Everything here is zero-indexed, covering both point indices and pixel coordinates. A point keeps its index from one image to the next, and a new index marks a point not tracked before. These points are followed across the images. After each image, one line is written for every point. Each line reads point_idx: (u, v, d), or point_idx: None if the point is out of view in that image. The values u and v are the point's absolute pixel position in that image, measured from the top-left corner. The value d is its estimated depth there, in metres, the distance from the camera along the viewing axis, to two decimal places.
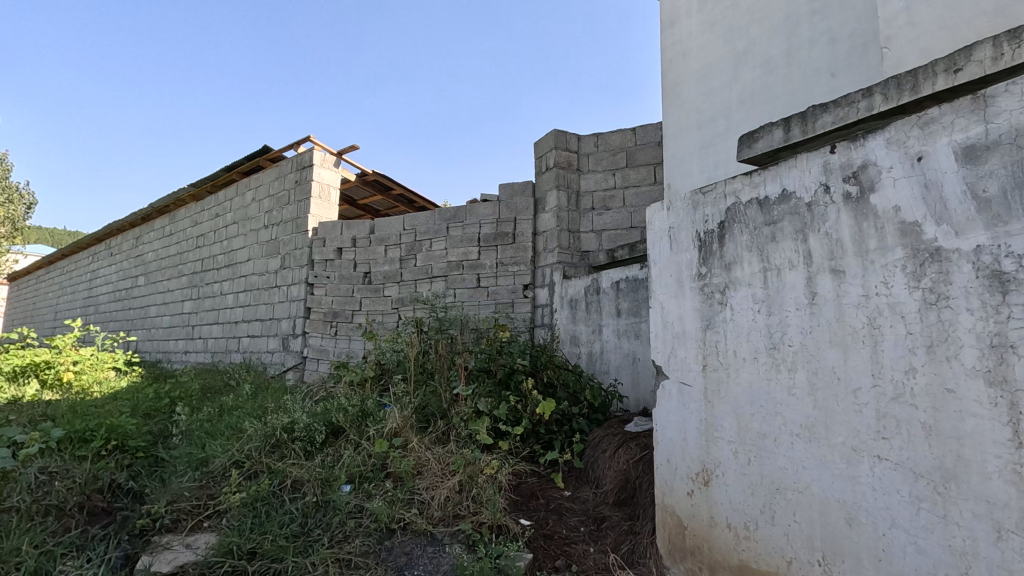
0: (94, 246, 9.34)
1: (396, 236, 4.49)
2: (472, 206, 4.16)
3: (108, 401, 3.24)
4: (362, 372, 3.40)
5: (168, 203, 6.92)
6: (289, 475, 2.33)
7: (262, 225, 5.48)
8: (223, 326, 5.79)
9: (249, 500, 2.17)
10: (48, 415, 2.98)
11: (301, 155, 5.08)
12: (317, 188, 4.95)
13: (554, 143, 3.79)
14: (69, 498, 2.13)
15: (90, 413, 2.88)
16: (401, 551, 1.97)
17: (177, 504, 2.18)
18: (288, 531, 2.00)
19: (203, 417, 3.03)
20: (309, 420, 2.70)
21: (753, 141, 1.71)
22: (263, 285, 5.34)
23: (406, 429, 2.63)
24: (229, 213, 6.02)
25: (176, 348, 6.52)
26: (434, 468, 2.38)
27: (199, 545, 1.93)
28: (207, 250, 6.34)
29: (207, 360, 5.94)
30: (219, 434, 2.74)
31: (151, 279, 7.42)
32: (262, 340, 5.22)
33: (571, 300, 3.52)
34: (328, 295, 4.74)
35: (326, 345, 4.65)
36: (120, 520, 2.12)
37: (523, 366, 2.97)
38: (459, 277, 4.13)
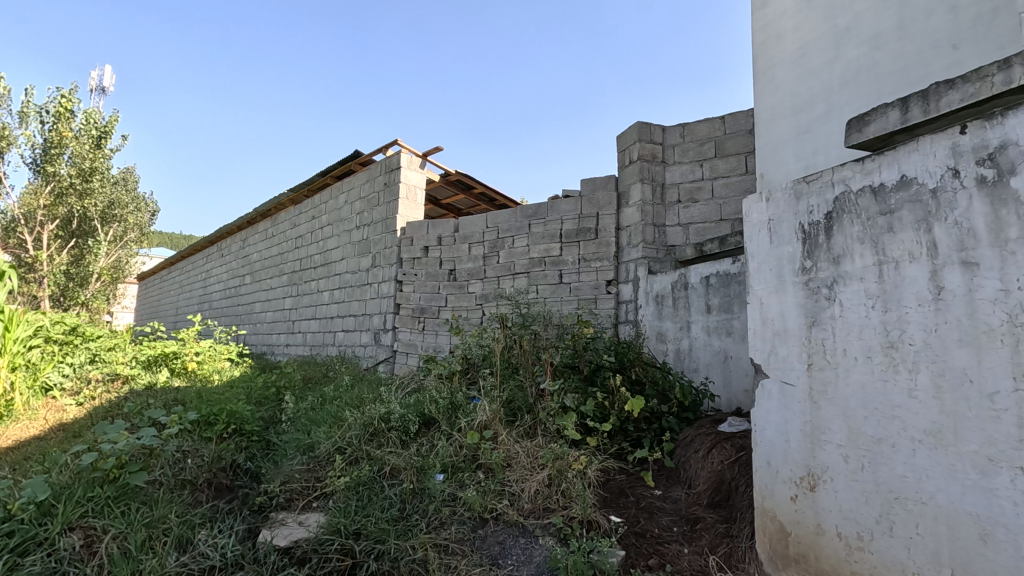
0: (208, 248, 10.29)
1: (479, 234, 4.60)
2: (553, 202, 4.17)
3: (226, 389, 3.56)
4: (450, 366, 3.52)
5: (270, 207, 7.49)
6: (387, 463, 2.47)
7: (354, 225, 5.80)
8: (321, 321, 6.19)
9: (353, 484, 2.31)
10: (178, 400, 3.33)
11: (389, 159, 5.31)
12: (404, 189, 5.17)
13: (637, 136, 3.71)
14: (199, 475, 2.38)
15: (213, 399, 3.19)
16: (495, 541, 2.03)
17: (290, 484, 2.37)
18: (389, 515, 2.12)
19: (308, 405, 3.27)
20: (403, 411, 2.84)
21: (864, 124, 1.59)
22: (356, 283, 5.65)
23: (496, 422, 2.70)
24: (324, 215, 6.42)
25: (279, 341, 7.04)
26: (524, 461, 2.43)
27: (310, 523, 2.09)
28: (305, 250, 6.79)
29: (306, 353, 6.37)
30: (322, 421, 2.94)
31: (256, 278, 8.07)
32: (356, 334, 5.53)
33: (657, 295, 3.45)
34: (415, 292, 4.95)
35: (415, 340, 4.85)
36: (242, 497, 2.34)
37: (610, 363, 2.95)
38: (541, 273, 4.16)
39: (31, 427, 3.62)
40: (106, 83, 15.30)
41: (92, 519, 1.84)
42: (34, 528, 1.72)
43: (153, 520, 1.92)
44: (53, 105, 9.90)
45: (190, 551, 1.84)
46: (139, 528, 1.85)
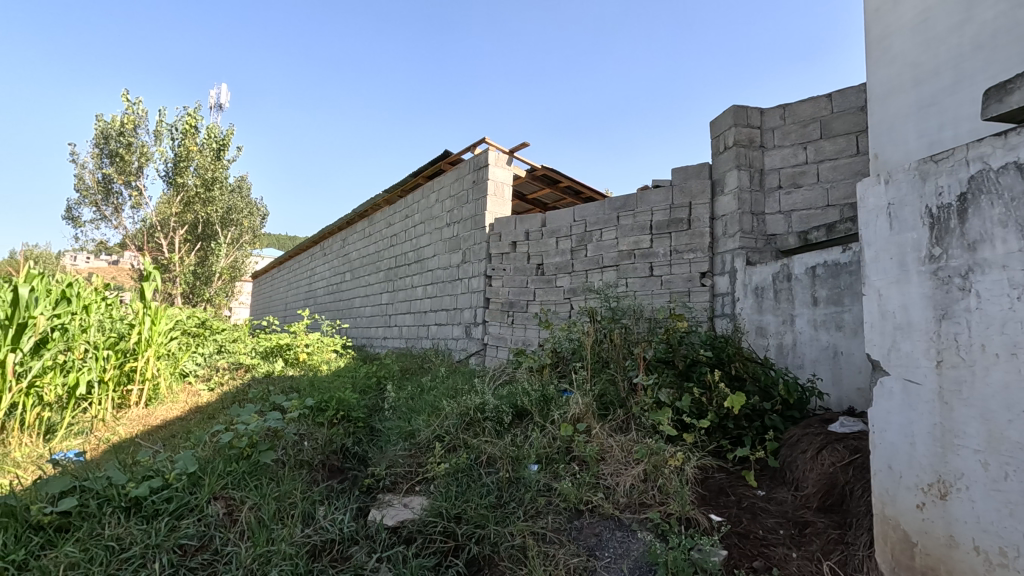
0: (312, 247, 11.09)
1: (567, 227, 4.60)
2: (643, 193, 4.08)
3: (334, 378, 3.84)
4: (540, 359, 3.56)
5: (367, 208, 7.93)
6: (484, 451, 2.55)
7: (445, 223, 6.01)
8: (415, 315, 6.49)
9: (452, 470, 2.42)
10: (293, 387, 3.64)
11: (477, 157, 5.44)
12: (492, 186, 5.27)
13: (732, 120, 3.53)
14: (315, 456, 2.59)
15: (323, 387, 3.46)
16: (591, 532, 2.04)
17: (394, 468, 2.53)
18: (488, 501, 2.19)
19: (407, 395, 3.44)
20: (497, 402, 2.92)
21: (1007, 94, 1.43)
22: (448, 278, 5.87)
23: (589, 415, 2.70)
24: (417, 213, 6.70)
25: (377, 334, 7.46)
26: (618, 455, 2.42)
27: (414, 505, 2.21)
28: (399, 247, 7.13)
29: (402, 345, 6.71)
30: (421, 410, 3.08)
31: (355, 274, 8.58)
32: (448, 327, 5.74)
33: (757, 287, 3.28)
34: (504, 287, 5.05)
35: (504, 333, 4.95)
36: (353, 478, 2.53)
37: (707, 358, 2.85)
38: (631, 266, 4.09)
39: (174, 408, 4.12)
40: (223, 100, 16.90)
41: (232, 491, 2.08)
42: (187, 496, 1.97)
43: (282, 494, 2.12)
44: (181, 123, 11.22)
45: (312, 525, 2.01)
46: (271, 500, 2.06)
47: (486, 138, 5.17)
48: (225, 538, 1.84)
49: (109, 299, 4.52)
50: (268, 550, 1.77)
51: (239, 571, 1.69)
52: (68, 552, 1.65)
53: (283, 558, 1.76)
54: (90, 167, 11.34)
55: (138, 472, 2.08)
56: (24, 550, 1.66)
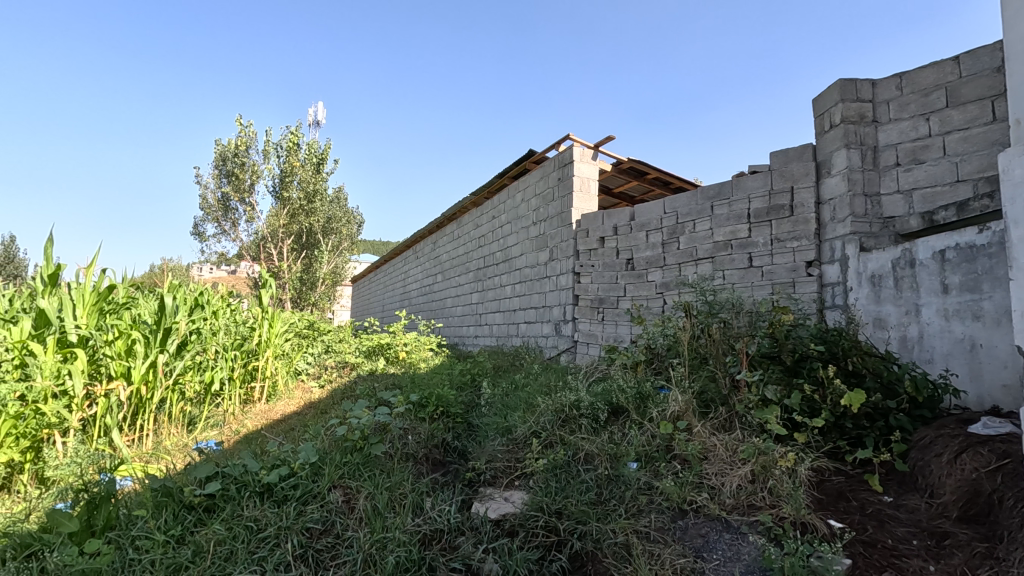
0: (405, 251, 11.62)
1: (657, 220, 4.47)
2: (738, 180, 3.87)
3: (432, 375, 3.98)
4: (634, 355, 3.47)
5: (456, 210, 8.18)
6: (580, 448, 2.53)
7: (532, 221, 6.05)
8: (505, 313, 6.60)
9: (551, 466, 2.43)
10: (395, 384, 3.83)
11: (562, 154, 5.42)
12: (577, 182, 5.23)
13: (839, 96, 3.26)
14: (418, 450, 2.70)
15: (423, 383, 3.60)
16: (697, 533, 1.98)
17: (494, 463, 2.58)
18: (588, 497, 2.18)
19: (502, 391, 3.50)
20: (592, 399, 2.88)
21: None
22: (536, 276, 5.91)
23: (689, 413, 2.61)
24: (504, 213, 6.80)
25: (469, 332, 7.67)
26: (723, 454, 2.33)
27: (515, 499, 2.26)
28: (488, 247, 7.28)
29: (493, 343, 6.85)
30: (516, 406, 3.12)
31: (446, 276, 8.87)
32: (538, 325, 5.79)
33: (873, 275, 3.01)
34: (594, 283, 4.99)
35: (595, 330, 4.90)
36: (455, 472, 2.62)
37: (818, 353, 2.66)
38: (728, 257, 3.90)
39: (292, 404, 4.47)
40: (320, 117, 18.11)
41: (349, 480, 2.23)
42: (310, 484, 2.15)
43: (393, 485, 2.24)
44: (285, 141, 12.24)
45: (422, 515, 2.11)
46: (384, 490, 2.18)
47: (570, 134, 5.13)
48: (345, 523, 1.98)
49: (233, 305, 5.00)
50: (384, 537, 1.89)
51: (360, 554, 1.81)
52: (217, 530, 1.85)
53: (398, 544, 1.87)
54: (211, 187, 12.62)
55: (268, 460, 2.29)
56: (181, 527, 1.89)
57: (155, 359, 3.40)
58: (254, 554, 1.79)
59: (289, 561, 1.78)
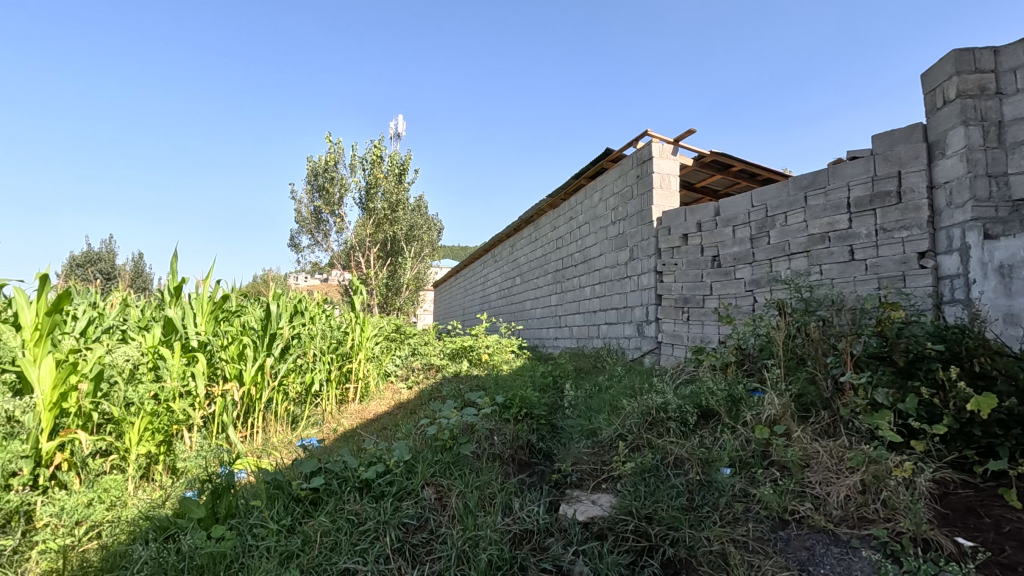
0: (484, 255, 11.85)
1: (744, 214, 4.26)
2: (835, 167, 3.61)
3: (515, 377, 4.02)
4: (723, 356, 3.31)
5: (533, 213, 8.24)
6: (670, 452, 2.46)
7: (611, 221, 5.97)
8: (585, 315, 6.56)
9: (638, 470, 2.37)
10: (479, 386, 3.91)
11: (640, 151, 5.30)
12: (657, 179, 5.09)
13: (954, 68, 2.95)
14: (505, 450, 2.73)
15: (506, 385, 3.64)
16: (801, 545, 1.87)
17: (580, 465, 2.57)
18: (679, 503, 2.11)
19: (586, 393, 3.46)
20: (680, 402, 2.78)
21: None
22: (616, 276, 5.82)
23: (788, 417, 2.46)
24: (582, 214, 6.76)
25: (549, 334, 7.69)
26: (827, 462, 2.18)
27: (603, 502, 2.23)
28: (566, 249, 7.27)
29: (574, 345, 6.83)
30: (600, 409, 3.07)
31: (525, 278, 8.95)
32: (619, 326, 5.69)
33: (1001, 266, 2.69)
34: (677, 282, 4.84)
35: (680, 330, 4.74)
36: (541, 473, 2.64)
37: (937, 353, 2.41)
38: (826, 251, 3.65)
39: (383, 404, 4.70)
40: (400, 130, 18.90)
41: (440, 479, 2.30)
42: (404, 481, 2.25)
43: (483, 484, 2.29)
44: (370, 155, 12.91)
45: (511, 514, 2.14)
46: (473, 489, 2.24)
47: (648, 130, 5.00)
48: (438, 520, 2.05)
49: (327, 311, 5.33)
50: (476, 535, 1.94)
51: (454, 551, 1.87)
52: (323, 522, 1.98)
53: (489, 543, 1.91)
54: (305, 201, 13.54)
55: (365, 458, 2.42)
56: (292, 517, 2.04)
57: (263, 362, 3.72)
58: (356, 546, 1.89)
59: (387, 554, 1.87)
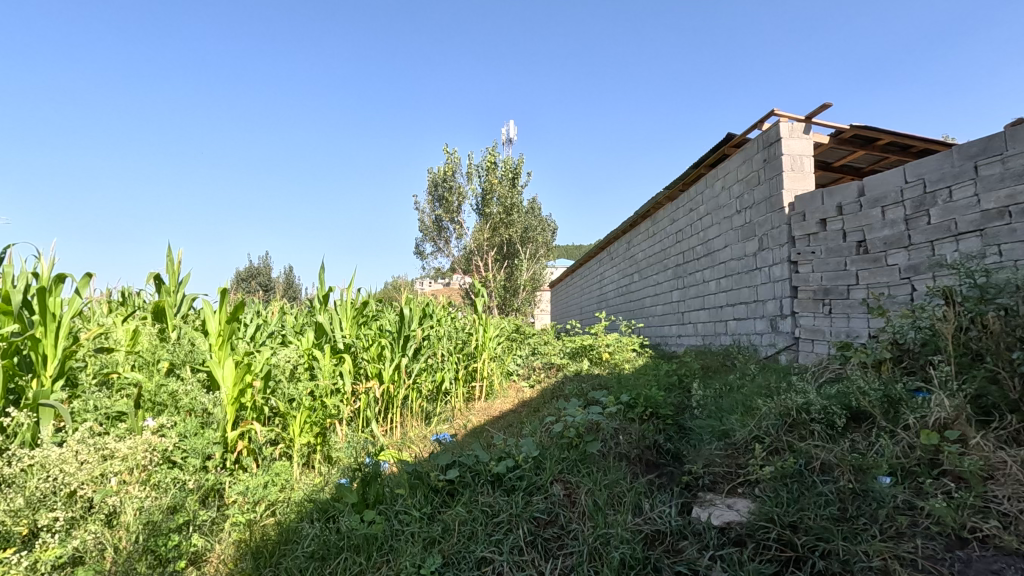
0: (599, 254, 11.76)
1: (896, 192, 3.78)
2: (1013, 129, 3.09)
3: (638, 375, 3.92)
4: (876, 352, 2.96)
5: (649, 208, 8.01)
6: (815, 456, 2.25)
7: (735, 210, 5.62)
8: (710, 311, 6.23)
9: (778, 475, 2.18)
10: (602, 384, 3.88)
11: (767, 133, 4.93)
12: (788, 160, 4.69)
13: None
14: (631, 450, 2.69)
15: (630, 384, 3.57)
16: (987, 568, 1.66)
17: (712, 467, 2.44)
18: (829, 512, 1.92)
19: (716, 392, 3.28)
20: (825, 402, 2.52)
21: None
22: (744, 269, 5.46)
23: (962, 422, 2.15)
24: (703, 205, 6.44)
25: (672, 332, 7.42)
26: (1017, 475, 1.88)
27: (740, 508, 2.12)
28: (686, 242, 6.96)
29: (699, 343, 6.53)
30: (732, 409, 2.88)
31: (644, 275, 8.72)
32: (750, 322, 5.34)
33: None
34: (816, 272, 4.41)
35: (820, 325, 4.33)
36: (670, 474, 2.56)
37: None
38: (1004, 228, 3.12)
39: (507, 402, 4.85)
40: (512, 135, 19.33)
41: (568, 476, 2.34)
42: (533, 476, 2.30)
43: (611, 483, 2.28)
44: (484, 163, 13.42)
45: (642, 514, 2.11)
46: (602, 488, 2.23)
47: (774, 110, 4.63)
48: (568, 516, 2.09)
49: (452, 313, 5.61)
50: (607, 532, 1.94)
51: (586, 546, 1.90)
52: (460, 511, 2.10)
53: (621, 541, 1.90)
54: (427, 211, 14.39)
55: (495, 453, 2.51)
56: (432, 506, 2.19)
57: (399, 362, 4.02)
58: (491, 536, 1.99)
59: (521, 545, 1.94)
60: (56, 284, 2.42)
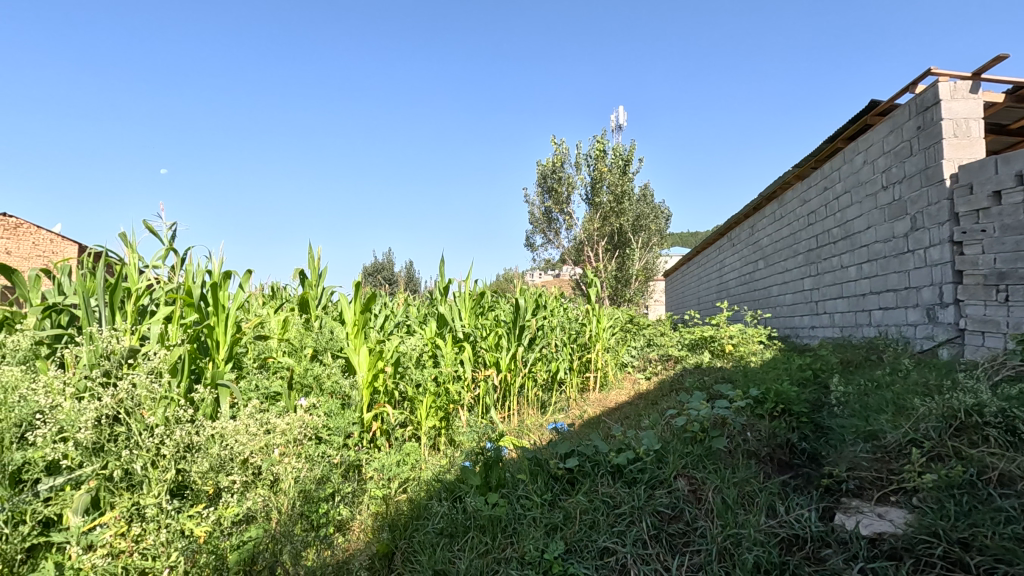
0: (718, 239, 11.12)
1: None
2: None
3: (766, 369, 3.65)
4: None
5: (776, 188, 7.40)
6: (991, 466, 1.94)
7: (881, 186, 5.01)
8: (850, 300, 5.64)
9: (942, 485, 1.92)
10: (726, 378, 3.67)
11: (922, 96, 4.33)
12: (949, 126, 4.08)
13: None
14: (761, 448, 2.51)
15: (757, 378, 3.33)
16: None
17: (858, 472, 2.20)
18: (1011, 532, 1.66)
19: (861, 388, 2.94)
20: (1003, 403, 2.17)
21: None
22: (892, 252, 4.86)
23: None
24: (840, 182, 5.82)
25: (804, 323, 6.82)
26: None
27: (894, 518, 1.90)
28: (820, 225, 6.34)
29: (836, 335, 5.94)
30: (882, 408, 2.58)
31: (770, 262, 8.10)
32: (899, 312, 4.76)
33: None
34: (987, 254, 3.79)
35: (993, 314, 3.73)
36: (807, 476, 2.35)
37: None
38: None
39: (623, 393, 4.77)
40: (621, 121, 18.86)
41: (693, 471, 2.25)
42: (656, 470, 2.24)
43: (740, 481, 2.15)
44: (593, 151, 13.25)
45: (776, 517, 1.98)
46: (730, 486, 2.12)
47: (932, 69, 4.04)
48: (694, 512, 2.01)
49: (565, 304, 5.61)
50: (737, 533, 1.86)
51: (715, 546, 1.83)
52: (581, 500, 2.10)
53: (754, 543, 1.81)
54: (537, 203, 14.52)
55: (614, 444, 2.49)
56: (552, 493, 2.22)
57: (515, 351, 4.11)
58: (613, 527, 1.97)
59: (644, 539, 1.91)
60: (224, 280, 2.78)
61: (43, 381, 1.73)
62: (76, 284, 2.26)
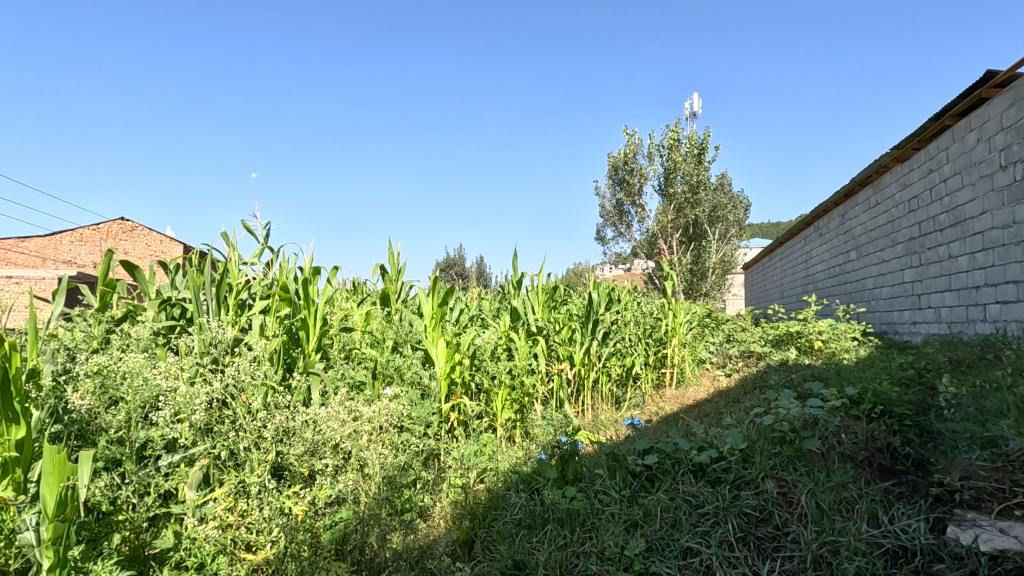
0: (803, 229, 10.47)
1: None
2: None
3: (862, 367, 3.39)
4: None
5: (871, 173, 6.84)
6: None
7: (999, 166, 4.50)
8: (959, 293, 5.13)
9: None
10: (816, 376, 3.45)
11: None
12: None
13: None
14: (858, 451, 2.34)
15: (852, 377, 3.10)
16: None
17: (973, 481, 2.00)
18: None
19: (976, 389, 2.66)
20: None
21: None
22: (1011, 240, 4.36)
23: None
24: (949, 163, 5.28)
25: (904, 319, 6.27)
26: None
27: (1019, 534, 1.70)
28: (923, 211, 5.80)
29: (943, 332, 5.42)
30: (1001, 412, 2.32)
31: (863, 252, 7.51)
32: (1021, 306, 4.27)
33: None
34: None
35: None
36: (912, 483, 2.16)
37: None
38: None
39: (701, 390, 4.60)
40: (695, 109, 18.15)
41: (783, 472, 2.13)
42: (742, 469, 2.14)
43: (837, 485, 2.01)
44: (666, 141, 12.88)
45: (880, 526, 1.84)
46: (826, 490, 1.99)
47: None
48: (786, 517, 1.91)
49: (639, 298, 5.49)
50: (835, 540, 1.75)
51: (809, 553, 1.73)
52: (662, 498, 2.05)
53: (854, 554, 1.70)
54: (607, 196, 14.30)
55: (697, 442, 2.40)
56: (631, 489, 2.18)
57: (589, 346, 4.07)
58: (697, 527, 1.91)
59: (731, 541, 1.84)
60: (314, 275, 2.95)
61: (162, 366, 1.90)
62: (188, 279, 2.47)
